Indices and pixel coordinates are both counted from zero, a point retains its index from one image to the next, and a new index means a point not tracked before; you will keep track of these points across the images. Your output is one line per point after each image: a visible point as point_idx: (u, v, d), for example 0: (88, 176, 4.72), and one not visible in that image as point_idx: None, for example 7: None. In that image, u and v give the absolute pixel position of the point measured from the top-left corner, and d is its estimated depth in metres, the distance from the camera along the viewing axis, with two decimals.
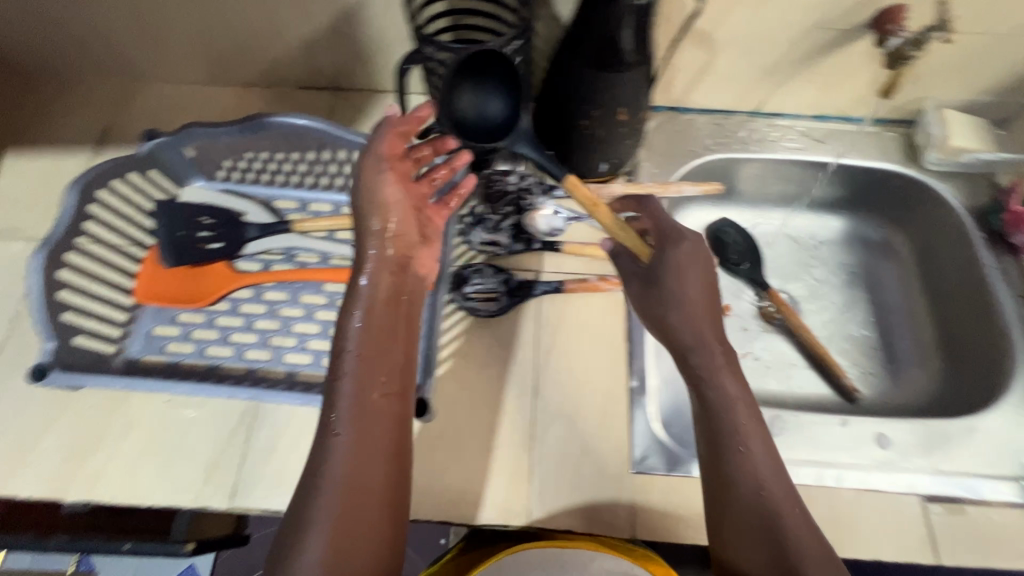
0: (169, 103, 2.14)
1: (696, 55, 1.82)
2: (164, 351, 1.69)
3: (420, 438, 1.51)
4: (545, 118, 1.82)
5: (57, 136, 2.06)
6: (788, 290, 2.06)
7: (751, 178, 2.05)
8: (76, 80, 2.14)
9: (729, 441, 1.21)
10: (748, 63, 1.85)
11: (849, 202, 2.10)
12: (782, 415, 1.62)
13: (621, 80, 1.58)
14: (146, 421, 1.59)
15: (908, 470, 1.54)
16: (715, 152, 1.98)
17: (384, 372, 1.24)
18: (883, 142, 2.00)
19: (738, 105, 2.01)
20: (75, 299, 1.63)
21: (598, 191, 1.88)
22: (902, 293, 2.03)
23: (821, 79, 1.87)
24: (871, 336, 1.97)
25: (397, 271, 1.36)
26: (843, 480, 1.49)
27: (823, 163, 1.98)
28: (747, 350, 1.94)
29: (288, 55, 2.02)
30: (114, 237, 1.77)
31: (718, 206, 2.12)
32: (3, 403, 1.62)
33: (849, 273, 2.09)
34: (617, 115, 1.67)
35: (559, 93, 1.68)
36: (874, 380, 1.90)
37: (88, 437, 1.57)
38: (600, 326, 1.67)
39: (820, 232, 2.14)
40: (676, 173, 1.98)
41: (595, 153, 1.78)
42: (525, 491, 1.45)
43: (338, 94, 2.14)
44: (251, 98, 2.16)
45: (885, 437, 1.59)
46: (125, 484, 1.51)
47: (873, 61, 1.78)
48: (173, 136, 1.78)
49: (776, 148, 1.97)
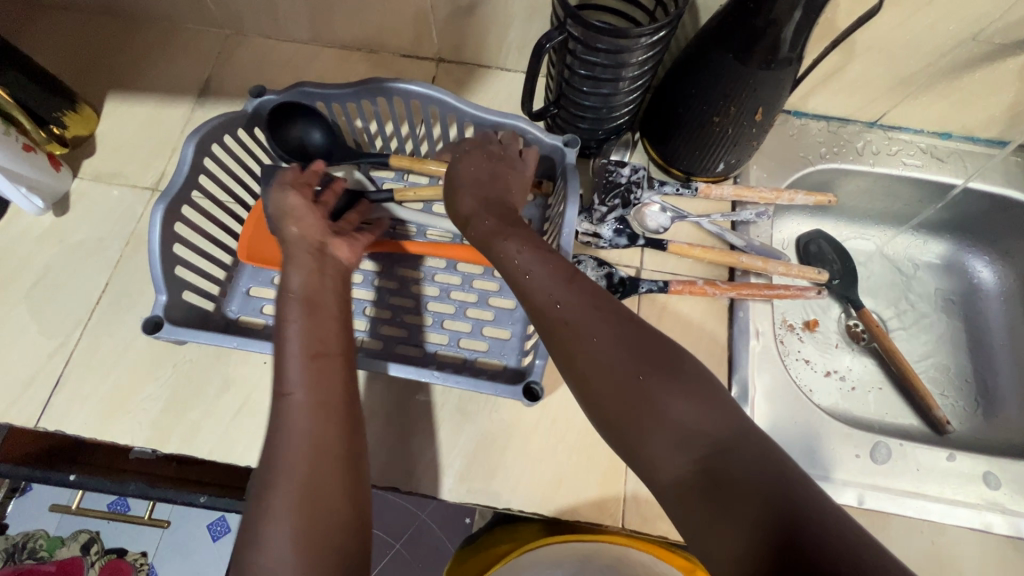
0: (264, 58, 2.09)
1: (832, 58, 1.65)
2: (264, 311, 1.77)
3: (531, 418, 1.58)
4: (662, 108, 1.72)
5: (161, 83, 2.03)
6: (879, 310, 1.99)
7: (859, 190, 1.95)
8: (178, 24, 2.10)
9: (636, 437, 1.03)
10: (885, 70, 1.67)
11: (957, 226, 1.97)
12: (887, 443, 1.61)
13: (774, 80, 1.43)
14: (245, 377, 1.65)
15: (1006, 512, 1.56)
16: (829, 161, 1.86)
17: (314, 338, 1.28)
18: (1008, 167, 1.85)
19: (858, 113, 1.87)
20: (187, 252, 1.67)
21: (710, 191, 1.81)
22: (1006, 326, 1.90)
23: (957, 95, 1.70)
24: (962, 367, 1.90)
25: (316, 253, 1.43)
26: (935, 513, 1.54)
27: (946, 184, 1.85)
28: (832, 368, 1.90)
29: (397, 19, 1.92)
30: (225, 195, 1.80)
31: (814, 217, 2.03)
32: (107, 347, 1.69)
33: (945, 300, 2.00)
34: (754, 114, 1.54)
35: (694, 81, 1.56)
36: (962, 413, 1.85)
37: (185, 390, 1.63)
38: (696, 329, 1.70)
39: (921, 254, 2.04)
40: (786, 179, 1.87)
41: (716, 151, 1.69)
42: (622, 484, 1.51)
43: (441, 64, 2.07)
44: (351, 60, 2.09)
45: (994, 477, 1.61)
46: (224, 441, 1.58)
47: (1023, 81, 1.60)
48: (280, 93, 1.73)
49: (896, 164, 1.84)
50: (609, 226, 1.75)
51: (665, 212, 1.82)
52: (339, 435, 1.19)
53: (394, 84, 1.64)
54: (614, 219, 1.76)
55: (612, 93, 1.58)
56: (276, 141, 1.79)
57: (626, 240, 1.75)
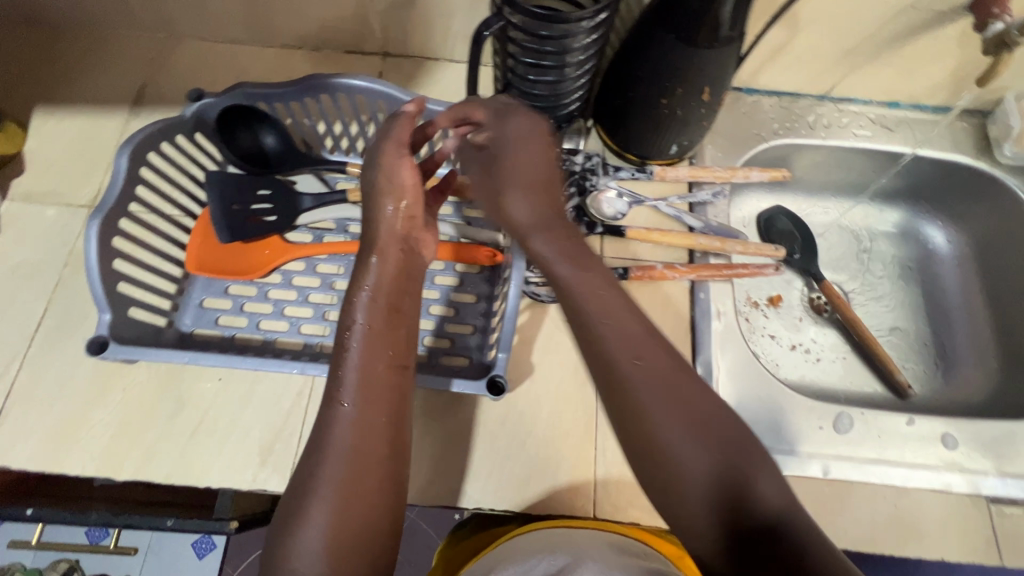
0: (199, 60, 1.92)
1: (778, 34, 1.62)
2: (218, 325, 1.63)
3: (492, 419, 1.49)
4: (610, 94, 1.66)
5: (97, 92, 1.86)
6: (840, 281, 1.95)
7: (813, 163, 1.91)
8: (95, 26, 1.92)
9: (655, 463, 1.01)
10: (832, 43, 1.65)
11: (912, 193, 1.96)
12: (849, 413, 1.57)
13: (720, 57, 1.40)
14: (202, 397, 1.52)
15: (973, 471, 1.53)
16: (782, 137, 1.82)
17: (380, 354, 1.14)
18: (955, 132, 1.85)
19: (809, 87, 1.84)
20: (132, 269, 1.53)
21: (666, 174, 1.75)
22: (961, 288, 1.92)
23: (902, 62, 1.69)
24: (922, 331, 1.89)
25: (406, 249, 1.28)
26: (908, 479, 1.51)
27: (899, 155, 1.83)
28: (797, 342, 1.85)
29: (329, 14, 1.81)
30: (165, 205, 1.68)
31: (773, 193, 1.99)
32: (50, 374, 1.54)
33: (902, 267, 1.99)
34: (702, 93, 1.50)
35: (636, 64, 1.51)
36: (925, 377, 1.83)
37: (139, 414, 1.50)
38: (664, 314, 1.64)
39: (877, 224, 2.02)
40: (744, 157, 1.81)
41: (664, 135, 1.65)
42: (592, 478, 1.45)
43: (387, 59, 1.95)
44: (292, 59, 1.96)
45: (951, 438, 1.57)
46: (182, 464, 1.45)
47: (964, 46, 1.60)
48: (219, 97, 1.58)
49: (846, 136, 1.82)
50: (567, 215, 1.69)
51: (621, 198, 1.74)
52: (386, 451, 1.07)
53: (341, 80, 1.54)
54: (570, 209, 1.70)
55: (559, 80, 1.52)
56: (225, 147, 1.64)
57: (584, 229, 1.69)
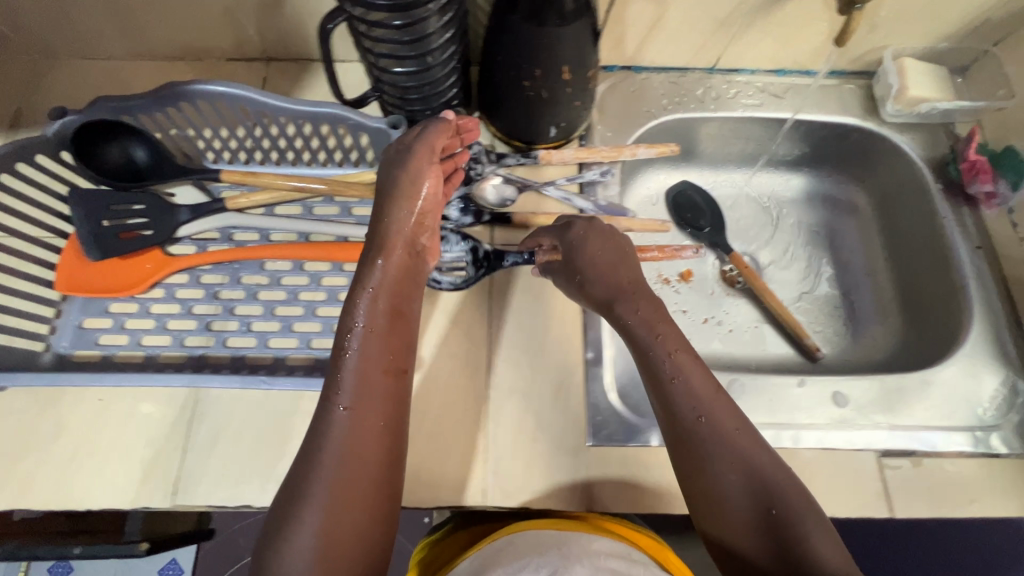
0: (69, 82, 1.67)
1: (643, 9, 1.51)
2: (98, 343, 1.43)
3: None
4: (484, 89, 1.51)
5: None
6: (753, 254, 1.85)
7: (710, 138, 1.81)
8: None
9: (698, 432, 1.14)
10: (701, 14, 1.53)
11: (813, 159, 1.87)
12: (739, 378, 1.44)
13: (557, 37, 1.27)
14: (78, 416, 1.36)
15: (863, 427, 1.40)
16: (670, 113, 1.70)
17: (381, 354, 1.13)
18: (844, 96, 1.76)
19: (692, 61, 1.72)
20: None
21: (551, 157, 1.59)
22: (860, 244, 1.85)
23: (775, 30, 1.59)
24: (833, 294, 1.80)
25: (411, 252, 1.24)
26: (802, 441, 1.36)
27: (781, 122, 1.73)
28: (709, 314, 1.74)
29: (179, 25, 1.59)
30: (26, 213, 1.44)
31: (676, 170, 1.88)
32: None
33: (807, 232, 1.89)
34: (561, 72, 1.35)
35: (500, 58, 1.36)
36: (830, 338, 1.74)
37: (19, 440, 1.34)
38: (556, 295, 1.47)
39: (779, 190, 1.93)
40: (634, 136, 1.69)
41: (543, 116, 1.48)
42: (477, 471, 1.29)
43: (271, 65, 1.71)
44: (177, 74, 1.71)
45: (842, 395, 1.45)
46: (58, 490, 1.30)
47: (828, 10, 1.51)
48: (83, 111, 1.39)
49: (734, 108, 1.72)
50: (454, 202, 1.52)
51: (505, 182, 1.58)
52: (379, 455, 1.05)
53: (194, 86, 1.38)
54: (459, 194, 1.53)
55: (424, 69, 1.34)
56: (87, 164, 1.47)
57: (471, 219, 1.52)
